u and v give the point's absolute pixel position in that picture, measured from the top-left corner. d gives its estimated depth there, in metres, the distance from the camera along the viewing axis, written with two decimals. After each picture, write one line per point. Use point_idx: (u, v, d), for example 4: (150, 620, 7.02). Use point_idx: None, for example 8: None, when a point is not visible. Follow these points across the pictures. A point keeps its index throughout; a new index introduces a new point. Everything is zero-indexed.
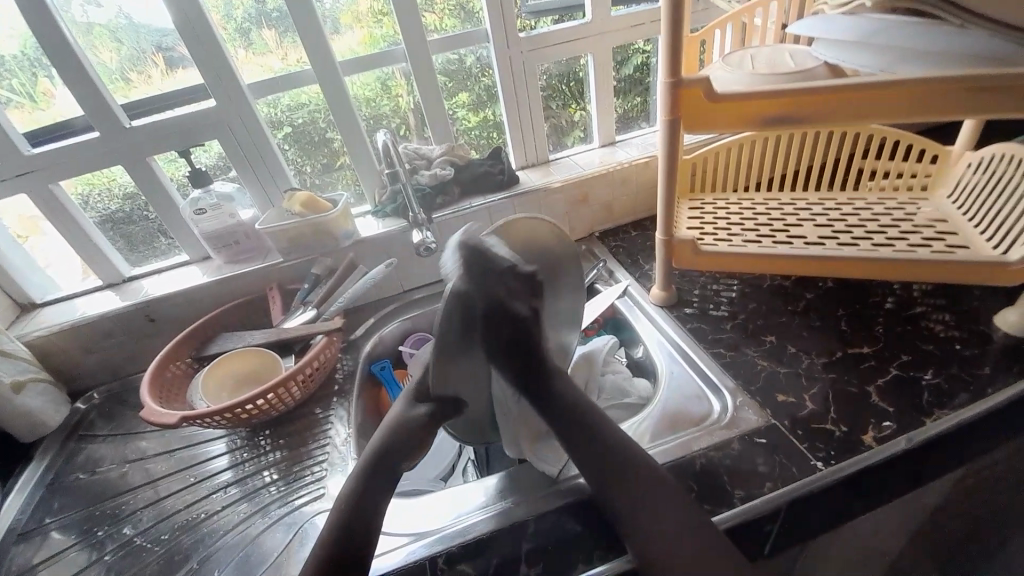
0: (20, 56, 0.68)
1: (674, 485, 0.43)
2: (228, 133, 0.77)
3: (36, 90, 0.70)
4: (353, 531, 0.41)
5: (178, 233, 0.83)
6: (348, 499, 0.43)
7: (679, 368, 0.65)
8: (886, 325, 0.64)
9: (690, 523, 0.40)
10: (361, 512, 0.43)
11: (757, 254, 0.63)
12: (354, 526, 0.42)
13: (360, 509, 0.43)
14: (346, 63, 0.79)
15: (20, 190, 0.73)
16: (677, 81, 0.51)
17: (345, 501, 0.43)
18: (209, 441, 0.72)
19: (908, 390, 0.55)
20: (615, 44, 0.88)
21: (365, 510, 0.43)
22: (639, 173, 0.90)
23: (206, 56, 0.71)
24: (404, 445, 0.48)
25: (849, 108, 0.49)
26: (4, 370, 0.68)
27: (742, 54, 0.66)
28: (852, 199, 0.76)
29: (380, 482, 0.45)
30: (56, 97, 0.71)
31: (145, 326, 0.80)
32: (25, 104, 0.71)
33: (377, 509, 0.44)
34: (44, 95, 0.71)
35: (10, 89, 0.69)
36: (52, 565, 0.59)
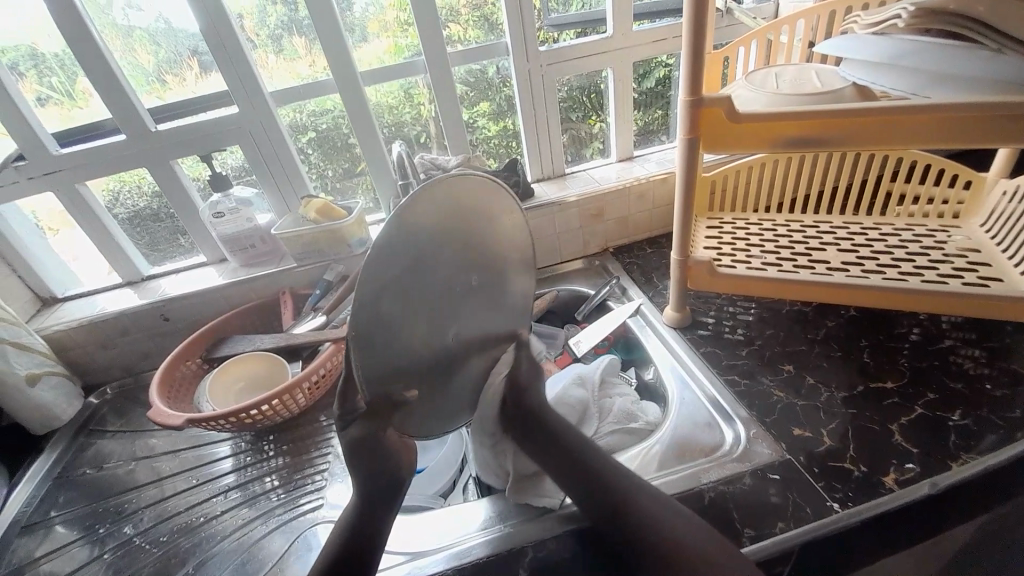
0: (61, 57, 0.70)
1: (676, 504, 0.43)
2: (248, 138, 0.79)
3: (75, 90, 0.73)
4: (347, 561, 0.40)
5: (197, 233, 0.84)
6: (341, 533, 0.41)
7: (691, 393, 0.63)
8: (912, 360, 0.61)
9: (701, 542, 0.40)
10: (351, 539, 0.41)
11: (775, 279, 0.61)
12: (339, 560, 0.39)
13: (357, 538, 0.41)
14: (368, 72, 0.80)
15: (47, 188, 0.75)
16: (697, 100, 0.50)
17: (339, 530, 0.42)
18: (215, 443, 0.72)
19: (933, 431, 0.52)
20: (635, 59, 0.87)
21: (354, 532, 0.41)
22: (656, 188, 0.89)
23: (230, 63, 0.72)
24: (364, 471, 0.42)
25: (877, 133, 0.48)
26: (21, 363, 0.69)
27: (767, 72, 0.64)
28: (879, 223, 0.74)
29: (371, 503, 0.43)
30: (93, 96, 0.73)
31: (160, 325, 0.81)
32: (64, 102, 0.73)
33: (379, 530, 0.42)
34: (83, 94, 0.73)
35: (48, 86, 0.71)
36: (54, 560, 0.60)
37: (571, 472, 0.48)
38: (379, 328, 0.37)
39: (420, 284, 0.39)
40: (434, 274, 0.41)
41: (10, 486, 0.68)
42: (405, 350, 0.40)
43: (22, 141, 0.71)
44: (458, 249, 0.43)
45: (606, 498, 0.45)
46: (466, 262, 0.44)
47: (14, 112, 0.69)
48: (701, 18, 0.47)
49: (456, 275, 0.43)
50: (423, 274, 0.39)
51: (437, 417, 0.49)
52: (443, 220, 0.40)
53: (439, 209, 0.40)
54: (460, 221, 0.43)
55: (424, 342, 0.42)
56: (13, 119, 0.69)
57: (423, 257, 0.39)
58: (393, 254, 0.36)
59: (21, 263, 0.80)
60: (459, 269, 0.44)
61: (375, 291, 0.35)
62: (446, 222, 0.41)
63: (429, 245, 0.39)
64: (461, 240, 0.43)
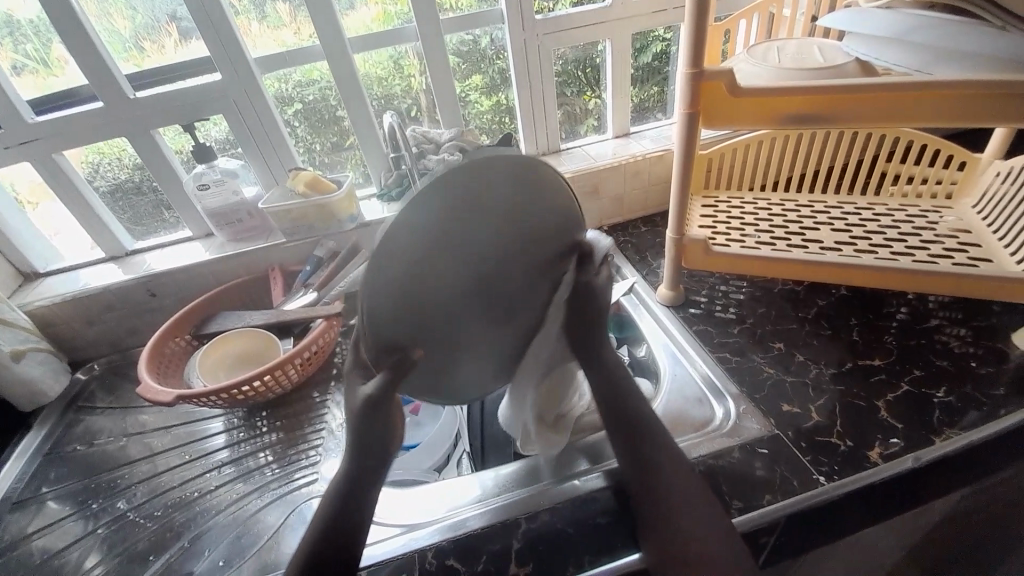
0: (37, 23, 0.66)
1: (695, 481, 0.44)
2: (234, 108, 0.76)
3: (50, 57, 0.69)
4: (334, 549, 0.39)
5: (182, 207, 0.82)
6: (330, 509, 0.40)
7: (682, 370, 0.64)
8: (900, 339, 0.62)
9: (706, 524, 0.42)
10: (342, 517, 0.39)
11: (769, 258, 0.61)
12: (330, 542, 0.39)
13: (338, 525, 0.39)
14: (356, 40, 0.77)
15: (23, 158, 0.72)
16: (698, 73, 0.49)
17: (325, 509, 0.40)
18: (206, 420, 0.72)
19: (917, 407, 0.53)
20: (634, 31, 0.85)
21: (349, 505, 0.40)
22: (652, 166, 0.88)
23: (212, 26, 0.69)
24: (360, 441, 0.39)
25: (878, 109, 0.47)
26: (4, 339, 0.68)
27: (769, 45, 0.62)
28: (873, 203, 0.74)
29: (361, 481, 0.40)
30: (69, 63, 0.70)
31: (147, 301, 0.79)
32: (40, 70, 0.69)
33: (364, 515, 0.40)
34: (58, 61, 0.69)
35: (25, 53, 0.68)
36: (47, 535, 0.60)
37: (608, 412, 0.47)
38: (388, 320, 0.36)
39: (441, 289, 0.36)
40: (460, 279, 0.36)
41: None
42: (427, 353, 0.38)
43: None
44: (495, 250, 0.37)
45: (635, 458, 0.45)
46: (507, 260, 0.39)
47: None
48: None
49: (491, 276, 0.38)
50: (443, 279, 0.35)
51: (466, 371, 0.42)
52: (472, 223, 0.35)
53: (477, 199, 0.34)
54: (498, 218, 0.36)
55: (451, 346, 0.39)
56: None
57: (441, 262, 0.35)
58: (410, 244, 0.33)
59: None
60: (494, 271, 0.38)
61: (384, 280, 0.34)
62: (477, 223, 0.35)
63: (450, 250, 0.35)
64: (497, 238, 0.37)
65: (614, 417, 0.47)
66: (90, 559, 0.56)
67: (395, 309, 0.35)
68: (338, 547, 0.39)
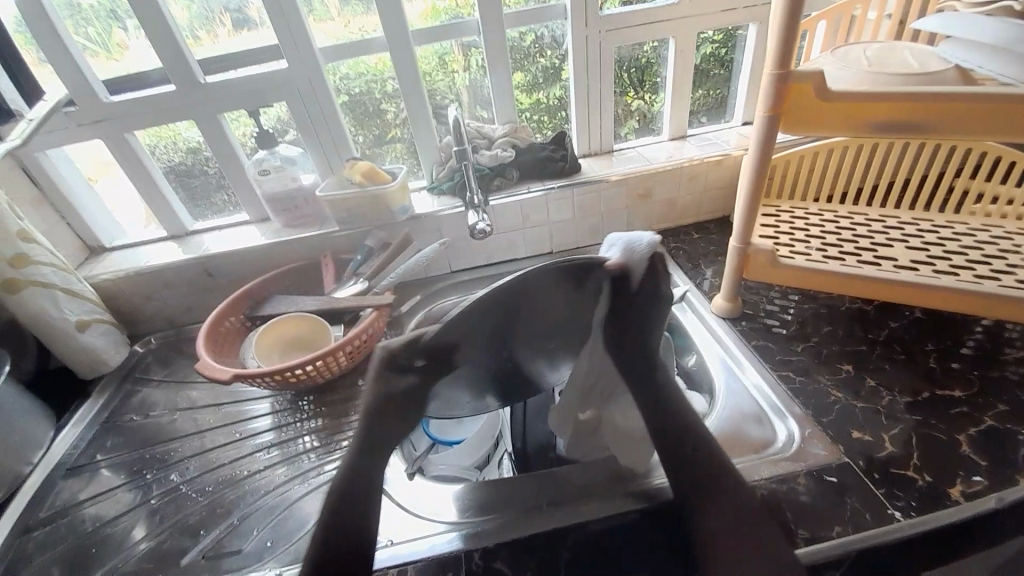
0: (96, 5, 0.68)
1: (739, 500, 0.43)
2: (296, 96, 0.77)
3: (112, 42, 0.72)
4: (345, 549, 0.39)
5: (241, 191, 0.84)
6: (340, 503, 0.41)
7: (739, 386, 0.61)
8: (980, 369, 0.57)
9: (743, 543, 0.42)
10: (354, 509, 0.40)
11: (838, 274, 0.58)
12: (341, 540, 0.39)
13: (346, 522, 0.40)
14: (415, 33, 0.77)
15: (97, 136, 0.75)
16: (785, 75, 0.47)
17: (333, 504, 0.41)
18: (255, 400, 0.74)
19: (1003, 443, 0.50)
20: (698, 30, 0.82)
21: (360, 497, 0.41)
22: (709, 172, 0.85)
23: (282, 13, 0.70)
24: (379, 433, 0.42)
25: (982, 122, 0.44)
26: (71, 309, 0.71)
27: (851, 46, 0.59)
28: (952, 221, 0.69)
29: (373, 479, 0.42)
30: (130, 49, 0.72)
31: (203, 280, 0.82)
32: (100, 53, 0.72)
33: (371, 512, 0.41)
34: (119, 46, 0.72)
35: (86, 36, 0.70)
36: (101, 502, 0.62)
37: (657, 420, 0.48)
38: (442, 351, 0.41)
39: (488, 329, 0.41)
40: (501, 322, 0.41)
41: (59, 428, 0.70)
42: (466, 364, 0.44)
43: (75, 88, 0.71)
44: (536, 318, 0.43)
45: (686, 478, 0.45)
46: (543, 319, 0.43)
47: (62, 62, 0.69)
48: None
49: (529, 322, 0.43)
50: (488, 322, 0.40)
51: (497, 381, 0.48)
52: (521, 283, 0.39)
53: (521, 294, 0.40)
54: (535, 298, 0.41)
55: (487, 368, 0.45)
56: (62, 69, 0.69)
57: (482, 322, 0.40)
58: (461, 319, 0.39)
59: (69, 210, 0.81)
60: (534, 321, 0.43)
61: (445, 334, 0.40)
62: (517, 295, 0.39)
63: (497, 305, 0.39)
64: (544, 296, 0.41)
65: (666, 434, 0.47)
66: (136, 533, 0.58)
67: (443, 339, 0.40)
68: (348, 546, 0.39)
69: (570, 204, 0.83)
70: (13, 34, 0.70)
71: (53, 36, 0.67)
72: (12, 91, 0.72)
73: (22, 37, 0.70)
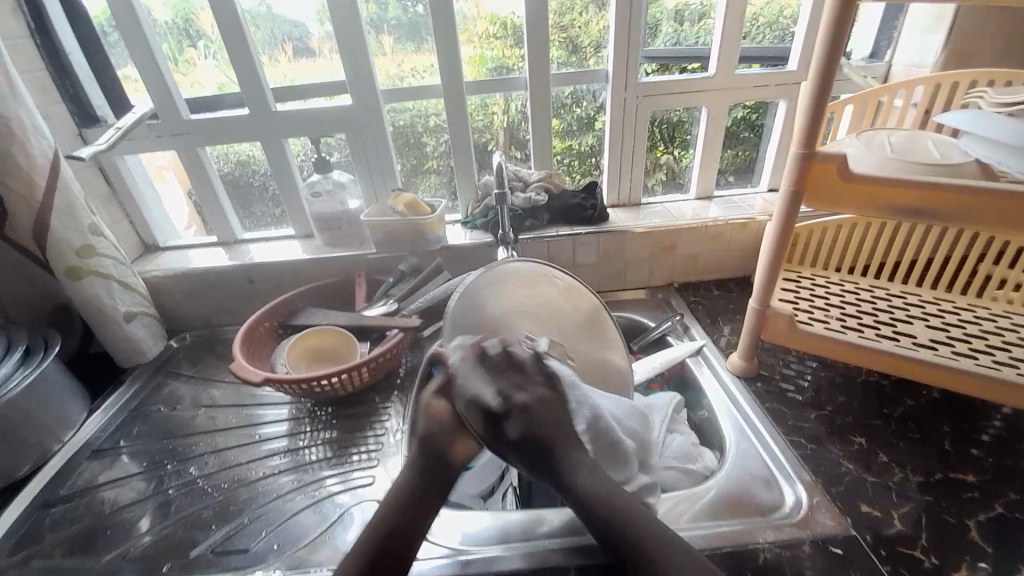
0: (171, 24, 0.77)
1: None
2: (351, 127, 0.84)
3: (181, 58, 0.80)
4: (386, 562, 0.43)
5: (292, 208, 0.90)
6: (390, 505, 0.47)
7: (747, 447, 0.62)
8: (997, 456, 0.57)
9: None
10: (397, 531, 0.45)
11: (853, 345, 0.59)
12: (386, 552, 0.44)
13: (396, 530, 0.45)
14: (468, 83, 0.84)
15: (172, 147, 0.83)
16: (808, 154, 0.50)
17: (374, 524, 0.45)
18: (274, 405, 0.77)
19: (1013, 534, 0.49)
20: (730, 101, 0.87)
21: (406, 515, 0.46)
22: (733, 233, 0.88)
23: (351, 56, 0.78)
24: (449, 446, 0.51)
25: (1000, 214, 0.46)
26: (122, 299, 0.76)
27: (876, 131, 0.62)
28: (974, 304, 0.69)
29: (436, 489, 0.49)
30: (196, 66, 0.81)
31: (245, 286, 0.87)
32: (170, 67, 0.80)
33: (419, 531, 0.46)
34: (188, 63, 0.80)
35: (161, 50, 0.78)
36: (116, 488, 0.64)
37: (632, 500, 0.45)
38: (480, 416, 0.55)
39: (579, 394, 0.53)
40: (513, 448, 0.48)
41: (91, 410, 0.73)
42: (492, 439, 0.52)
43: (160, 102, 0.79)
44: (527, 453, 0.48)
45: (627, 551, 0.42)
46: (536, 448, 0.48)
47: (151, 78, 0.77)
48: (827, 71, 0.47)
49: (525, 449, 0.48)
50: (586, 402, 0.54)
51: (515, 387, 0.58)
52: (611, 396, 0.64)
53: None
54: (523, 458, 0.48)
55: None
56: (152, 86, 0.78)
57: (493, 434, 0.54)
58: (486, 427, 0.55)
59: (132, 209, 0.88)
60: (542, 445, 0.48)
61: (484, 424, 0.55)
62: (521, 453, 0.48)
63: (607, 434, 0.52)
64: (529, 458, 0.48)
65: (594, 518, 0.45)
66: (144, 523, 0.60)
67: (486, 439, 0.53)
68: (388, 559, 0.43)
69: (596, 249, 0.87)
70: (104, 45, 0.79)
71: (148, 57, 0.76)
72: (100, 98, 0.82)
73: (111, 46, 0.79)
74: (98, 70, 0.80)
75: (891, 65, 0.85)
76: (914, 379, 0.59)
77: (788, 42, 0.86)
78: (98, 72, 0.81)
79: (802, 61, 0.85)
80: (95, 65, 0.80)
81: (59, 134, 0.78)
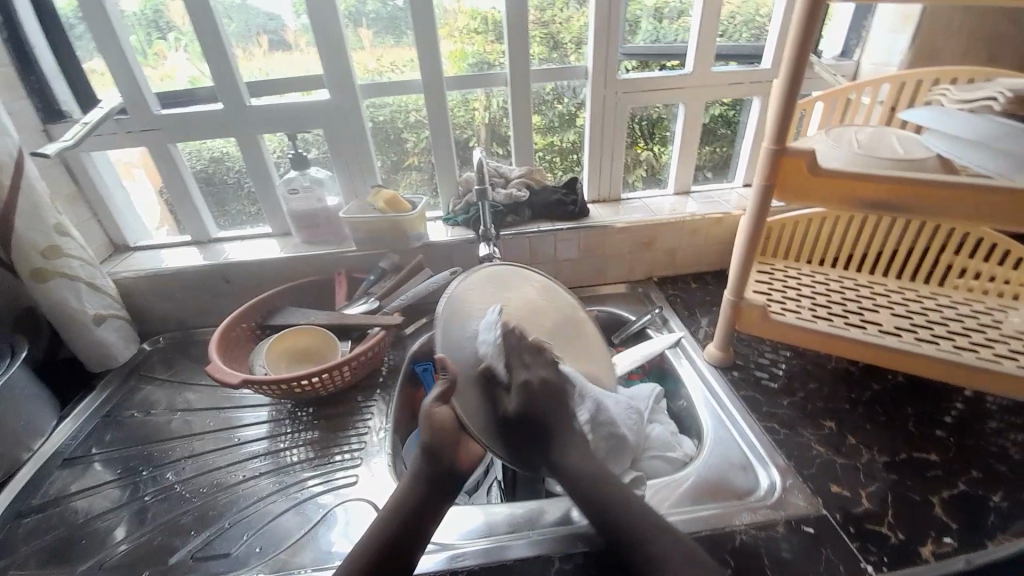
0: (139, 16, 0.74)
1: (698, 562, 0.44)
2: (329, 123, 0.83)
3: (150, 50, 0.77)
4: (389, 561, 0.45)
5: (269, 206, 0.89)
6: (394, 508, 0.48)
7: (725, 434, 0.63)
8: (956, 436, 0.60)
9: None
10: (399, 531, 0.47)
11: (823, 333, 0.61)
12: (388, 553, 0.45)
13: (398, 530, 0.47)
14: (449, 79, 0.84)
15: (142, 143, 0.81)
16: (779, 149, 0.52)
17: (378, 525, 0.47)
18: (253, 406, 0.75)
19: (970, 509, 0.51)
20: (707, 98, 0.89)
21: (409, 517, 0.48)
22: (710, 227, 0.90)
23: (329, 50, 0.77)
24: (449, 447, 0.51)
25: (957, 206, 0.48)
26: (91, 301, 0.74)
27: (845, 127, 0.64)
28: (935, 293, 0.73)
29: (440, 491, 0.50)
30: (166, 59, 0.78)
31: (221, 286, 0.85)
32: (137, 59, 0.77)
33: (422, 531, 0.48)
34: (157, 55, 0.77)
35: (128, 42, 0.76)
36: (89, 497, 0.63)
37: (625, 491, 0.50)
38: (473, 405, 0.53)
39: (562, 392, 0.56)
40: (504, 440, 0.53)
41: (59, 419, 0.71)
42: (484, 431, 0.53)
43: (129, 97, 0.77)
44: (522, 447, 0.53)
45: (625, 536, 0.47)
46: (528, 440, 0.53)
47: (118, 72, 0.75)
48: (797, 69, 0.48)
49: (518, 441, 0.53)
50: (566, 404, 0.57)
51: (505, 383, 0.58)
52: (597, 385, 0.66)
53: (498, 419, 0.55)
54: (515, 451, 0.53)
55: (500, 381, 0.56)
56: (120, 80, 0.75)
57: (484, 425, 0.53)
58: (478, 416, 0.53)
59: (100, 208, 0.85)
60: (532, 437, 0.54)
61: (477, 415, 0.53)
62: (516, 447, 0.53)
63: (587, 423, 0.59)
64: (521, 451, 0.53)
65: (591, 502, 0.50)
66: (118, 532, 0.58)
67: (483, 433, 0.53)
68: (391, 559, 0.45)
69: (577, 244, 0.88)
70: (68, 37, 0.76)
71: (114, 49, 0.73)
72: (67, 95, 0.79)
73: (76, 39, 0.76)
74: (61, 64, 0.77)
75: (859, 64, 0.88)
76: (880, 365, 0.61)
77: (763, 40, 0.88)
78: (61, 65, 0.77)
79: (776, 60, 0.87)
80: (58, 58, 0.77)
81: (23, 131, 0.74)
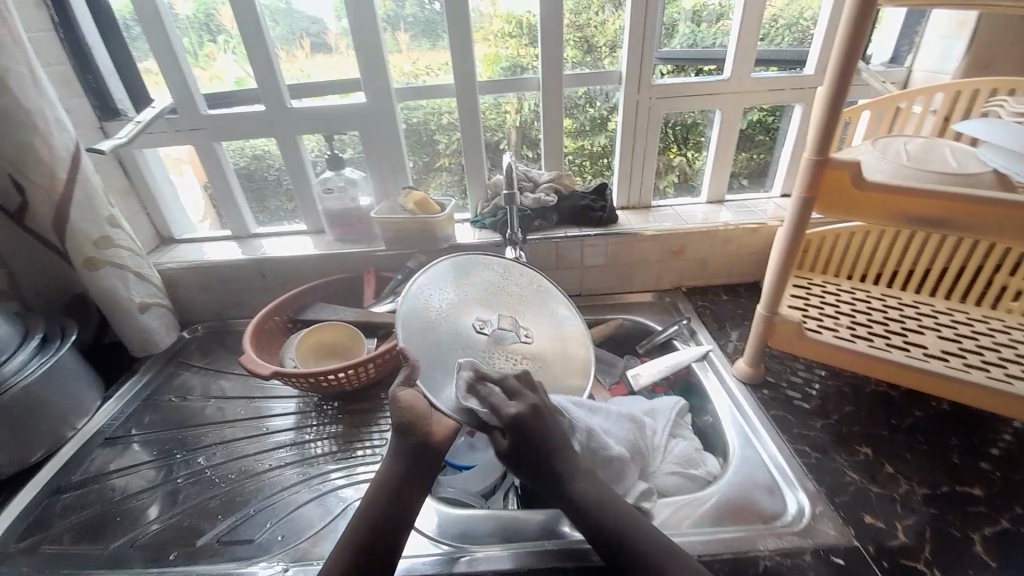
0: (192, 19, 0.78)
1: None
2: (364, 124, 0.85)
3: (201, 52, 0.81)
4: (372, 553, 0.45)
5: (304, 204, 0.92)
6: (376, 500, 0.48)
7: (752, 455, 0.61)
8: (1005, 470, 0.56)
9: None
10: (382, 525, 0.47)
11: (861, 354, 0.58)
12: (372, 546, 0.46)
13: (383, 524, 0.47)
14: (482, 83, 0.85)
15: (190, 141, 0.85)
16: (821, 160, 0.50)
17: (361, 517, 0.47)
18: (282, 398, 0.78)
19: (1019, 550, 0.48)
20: (745, 104, 0.87)
21: (393, 513, 0.48)
22: (743, 237, 0.87)
23: (366, 54, 0.79)
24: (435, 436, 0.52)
25: (1014, 225, 0.45)
26: (137, 290, 0.78)
27: (894, 137, 0.61)
28: (988, 316, 0.68)
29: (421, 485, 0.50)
30: (215, 60, 0.82)
31: (257, 280, 0.89)
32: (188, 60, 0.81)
33: (405, 524, 0.48)
34: (207, 57, 0.81)
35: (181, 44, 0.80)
36: (127, 475, 0.66)
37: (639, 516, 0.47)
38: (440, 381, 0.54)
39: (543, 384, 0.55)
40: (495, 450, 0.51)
41: (104, 399, 0.75)
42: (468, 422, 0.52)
43: (179, 97, 0.81)
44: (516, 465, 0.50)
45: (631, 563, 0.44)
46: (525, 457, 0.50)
47: (170, 72, 0.79)
48: (845, 76, 0.46)
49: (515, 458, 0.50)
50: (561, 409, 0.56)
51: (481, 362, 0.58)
52: (579, 383, 0.64)
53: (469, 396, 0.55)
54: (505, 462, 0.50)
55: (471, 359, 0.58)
56: (171, 81, 0.80)
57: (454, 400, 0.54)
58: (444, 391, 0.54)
59: (149, 201, 0.90)
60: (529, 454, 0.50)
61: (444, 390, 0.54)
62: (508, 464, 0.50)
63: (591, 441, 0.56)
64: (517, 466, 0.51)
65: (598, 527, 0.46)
66: (151, 511, 0.61)
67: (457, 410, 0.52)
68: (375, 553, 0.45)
69: (604, 250, 0.87)
70: (127, 40, 0.81)
71: (167, 52, 0.77)
72: (122, 93, 0.84)
73: (133, 42, 0.81)
74: (119, 65, 0.82)
75: (911, 70, 0.83)
76: (921, 390, 0.58)
77: (807, 45, 0.85)
78: (119, 66, 0.82)
79: (820, 65, 0.84)
80: (116, 59, 0.82)
81: (81, 127, 0.80)
